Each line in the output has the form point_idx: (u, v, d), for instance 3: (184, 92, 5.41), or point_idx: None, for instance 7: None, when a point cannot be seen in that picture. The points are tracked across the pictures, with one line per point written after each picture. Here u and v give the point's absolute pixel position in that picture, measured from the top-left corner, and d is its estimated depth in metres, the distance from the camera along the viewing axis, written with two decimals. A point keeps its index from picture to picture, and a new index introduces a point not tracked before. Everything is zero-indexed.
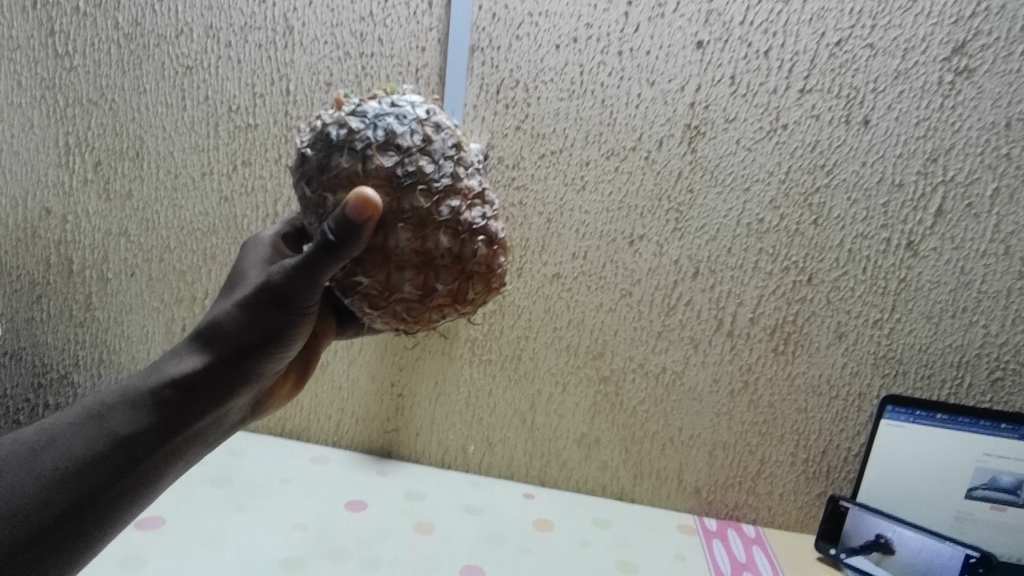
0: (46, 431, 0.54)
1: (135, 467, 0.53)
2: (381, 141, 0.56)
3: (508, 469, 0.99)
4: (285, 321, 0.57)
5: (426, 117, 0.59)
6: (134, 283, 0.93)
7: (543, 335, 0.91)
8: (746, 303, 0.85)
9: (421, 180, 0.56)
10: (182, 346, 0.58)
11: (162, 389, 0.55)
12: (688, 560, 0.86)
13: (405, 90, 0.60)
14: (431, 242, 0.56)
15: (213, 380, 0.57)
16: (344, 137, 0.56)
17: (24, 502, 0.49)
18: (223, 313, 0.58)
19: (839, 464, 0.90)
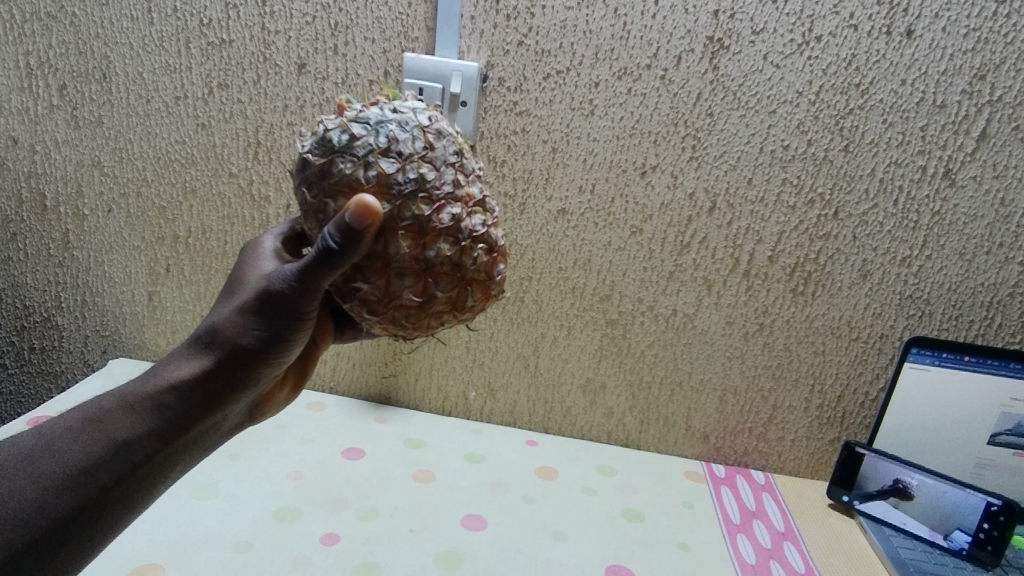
0: (40, 434, 0.48)
1: (134, 472, 0.49)
2: (383, 147, 0.50)
3: (511, 416, 0.96)
4: (287, 328, 0.53)
5: (428, 123, 0.53)
6: (112, 220, 0.88)
7: (547, 276, 0.86)
8: (765, 240, 0.79)
9: (422, 187, 0.50)
10: (179, 351, 0.54)
11: (161, 394, 0.51)
12: (697, 507, 0.83)
13: (407, 96, 0.54)
14: (431, 249, 0.51)
15: (214, 387, 0.53)
16: (343, 142, 0.50)
17: (20, 506, 0.44)
18: (221, 318, 0.54)
19: (855, 409, 0.86)
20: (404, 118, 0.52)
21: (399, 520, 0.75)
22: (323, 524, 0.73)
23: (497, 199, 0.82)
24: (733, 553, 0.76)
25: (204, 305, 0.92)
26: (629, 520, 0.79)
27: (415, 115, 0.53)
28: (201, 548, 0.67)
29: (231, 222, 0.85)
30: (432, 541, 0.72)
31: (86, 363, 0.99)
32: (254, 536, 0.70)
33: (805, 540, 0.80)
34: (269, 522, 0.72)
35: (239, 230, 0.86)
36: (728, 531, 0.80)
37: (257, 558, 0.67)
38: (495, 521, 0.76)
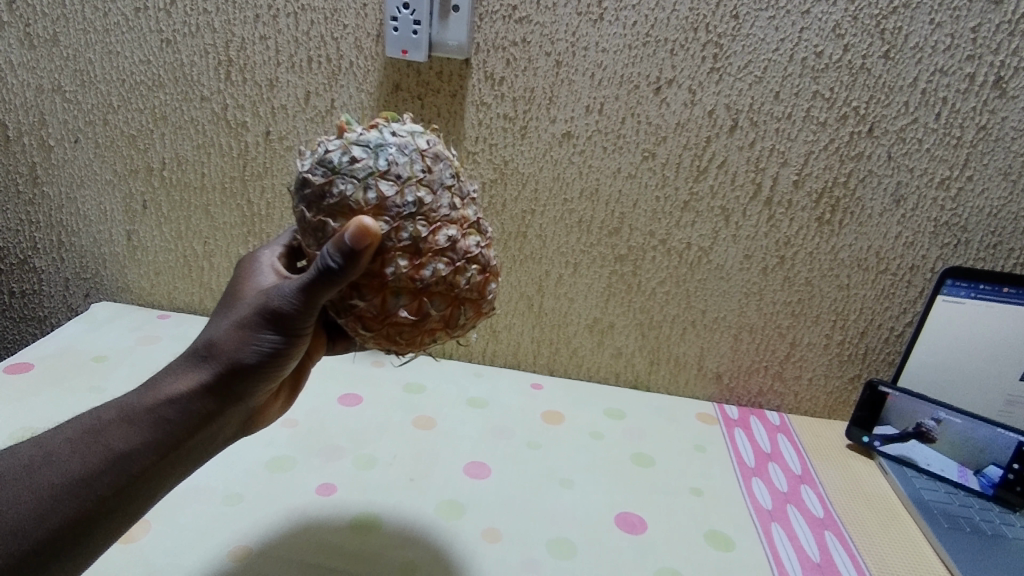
0: (41, 445, 0.46)
1: (134, 483, 0.46)
2: (381, 171, 0.50)
3: (514, 359, 0.92)
4: (288, 346, 0.52)
5: (427, 146, 0.52)
6: (80, 151, 0.84)
7: (551, 209, 0.80)
8: (791, 162, 0.73)
9: (419, 210, 0.49)
10: (174, 365, 0.51)
11: (162, 408, 0.48)
12: (709, 450, 0.80)
13: (406, 118, 0.54)
14: (427, 269, 0.50)
15: (214, 402, 0.51)
16: (343, 164, 0.50)
17: (18, 518, 0.42)
18: (220, 332, 0.52)
19: (878, 346, 0.82)
20: (403, 141, 0.51)
21: (398, 468, 0.71)
22: (318, 474, 0.69)
23: (498, 123, 0.76)
24: (748, 498, 0.72)
25: (185, 243, 0.88)
26: (639, 465, 0.76)
27: (413, 139, 0.52)
28: (189, 501, 0.64)
29: (206, 152, 0.81)
30: (432, 490, 0.68)
31: (70, 308, 0.95)
32: (246, 488, 0.66)
33: (823, 483, 0.76)
34: (262, 472, 0.68)
35: (217, 160, 0.82)
36: (742, 475, 0.76)
37: (250, 511, 0.63)
38: (499, 469, 0.72)
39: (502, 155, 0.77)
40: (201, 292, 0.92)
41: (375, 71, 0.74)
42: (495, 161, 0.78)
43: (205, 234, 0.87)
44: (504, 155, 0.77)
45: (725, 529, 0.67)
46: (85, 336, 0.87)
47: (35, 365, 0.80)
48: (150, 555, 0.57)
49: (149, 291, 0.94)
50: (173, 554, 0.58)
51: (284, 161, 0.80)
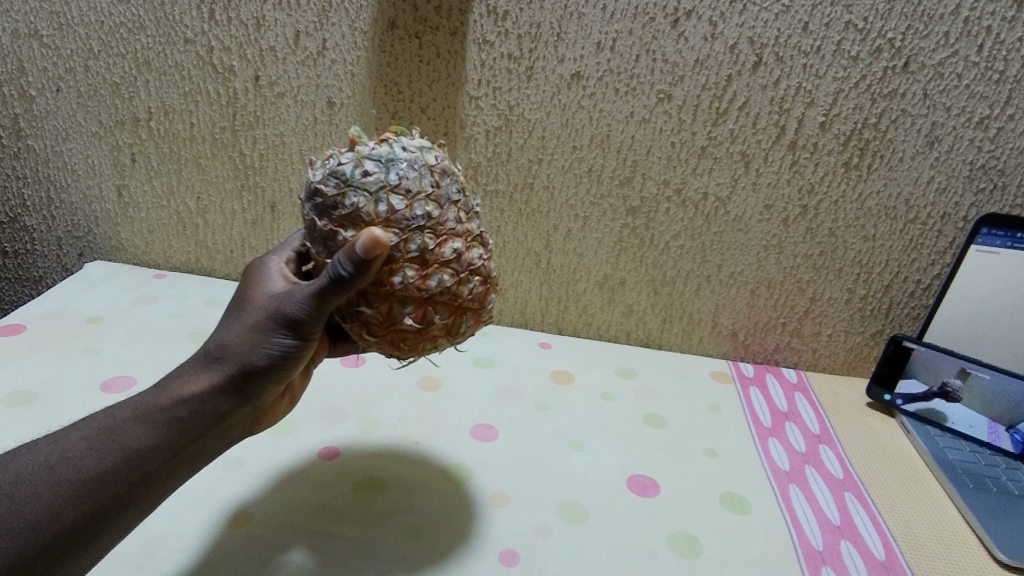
0: (57, 442, 0.44)
1: (148, 480, 0.45)
2: (392, 185, 0.49)
3: (521, 318, 0.88)
4: (299, 350, 0.50)
5: (435, 162, 0.52)
6: (63, 100, 0.80)
7: (558, 157, 0.75)
8: (818, 102, 0.68)
9: (428, 223, 0.49)
10: (185, 366, 0.50)
11: (174, 408, 0.47)
12: (724, 410, 0.77)
13: (415, 133, 0.53)
14: (433, 279, 0.49)
15: (227, 403, 0.49)
16: (354, 177, 0.49)
17: (35, 512, 0.40)
18: (231, 335, 0.50)
19: (903, 300, 0.78)
20: (413, 156, 0.51)
21: (403, 431, 0.69)
22: (320, 438, 0.67)
23: (502, 65, 0.71)
24: (765, 459, 0.69)
25: (178, 198, 0.85)
26: (652, 426, 0.73)
27: (422, 154, 0.51)
28: None
29: (194, 100, 0.77)
30: (439, 455, 0.66)
31: (65, 268, 0.93)
32: (247, 452, 0.64)
33: (842, 443, 0.73)
34: (263, 436, 0.66)
35: (205, 109, 0.78)
36: (758, 435, 0.73)
37: (250, 477, 0.61)
38: (507, 431, 0.70)
39: (506, 99, 0.73)
40: (197, 250, 0.89)
41: (369, 7, 0.70)
42: (499, 107, 0.73)
43: (197, 189, 0.84)
44: (508, 98, 0.73)
45: (742, 492, 0.64)
46: (79, 297, 0.84)
47: (27, 327, 0.78)
48: (149, 525, 0.55)
49: (145, 250, 0.91)
50: (172, 522, 0.55)
51: (275, 109, 0.76)
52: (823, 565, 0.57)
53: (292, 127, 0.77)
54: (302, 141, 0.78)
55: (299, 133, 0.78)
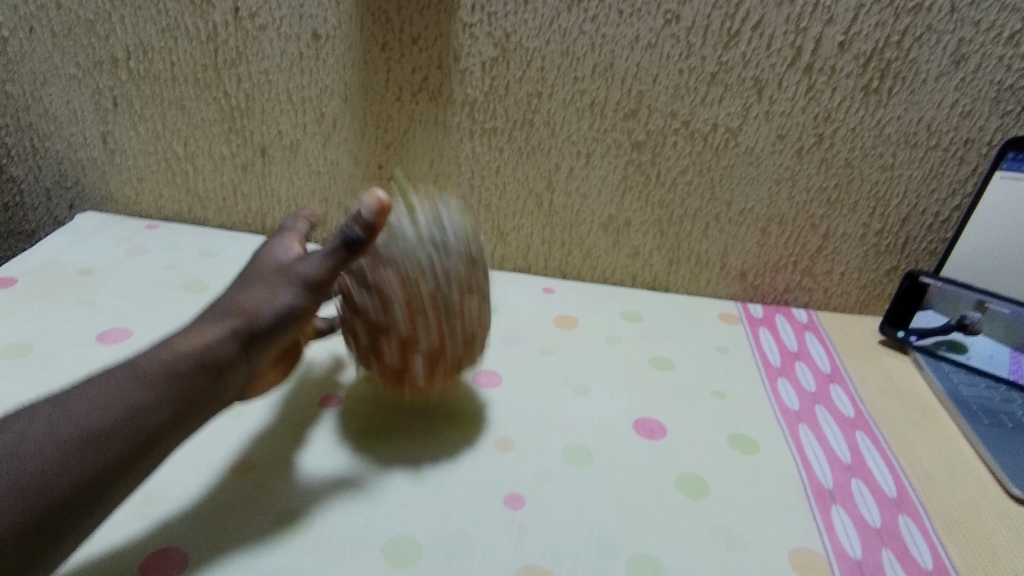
0: (58, 403, 0.42)
1: (152, 440, 0.43)
2: (425, 197, 0.60)
3: (524, 263, 0.85)
4: (305, 310, 0.49)
5: None
6: (38, 41, 0.77)
7: (559, 89, 0.72)
8: (837, 19, 0.65)
9: None
10: (192, 322, 0.48)
11: (175, 364, 0.45)
12: (732, 351, 0.75)
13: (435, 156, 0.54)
14: None
15: (229, 358, 0.47)
16: (394, 200, 0.59)
17: (41, 470, 0.39)
18: (238, 293, 0.49)
19: (920, 234, 0.75)
20: None
21: None
22: (320, 386, 0.65)
23: None
24: (775, 400, 0.67)
25: (165, 144, 0.82)
26: (658, 369, 0.71)
27: None
28: None
29: (173, 36, 0.74)
30: (439, 401, 0.64)
31: (56, 221, 0.91)
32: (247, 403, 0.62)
33: (854, 381, 0.71)
34: None
35: (186, 46, 0.75)
36: (768, 375, 0.71)
37: (250, 426, 0.59)
38: (510, 377, 0.68)
39: (502, 26, 0.69)
40: (188, 199, 0.86)
41: None
42: (495, 34, 0.70)
43: (184, 133, 0.81)
44: (504, 24, 0.69)
45: (750, 432, 0.63)
46: (70, 248, 0.82)
47: (19, 280, 0.75)
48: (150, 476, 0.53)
49: (135, 201, 0.88)
50: (169, 472, 0.54)
51: (258, 43, 0.73)
52: (833, 504, 0.55)
53: (278, 63, 0.74)
54: (289, 79, 0.75)
55: (285, 70, 0.75)
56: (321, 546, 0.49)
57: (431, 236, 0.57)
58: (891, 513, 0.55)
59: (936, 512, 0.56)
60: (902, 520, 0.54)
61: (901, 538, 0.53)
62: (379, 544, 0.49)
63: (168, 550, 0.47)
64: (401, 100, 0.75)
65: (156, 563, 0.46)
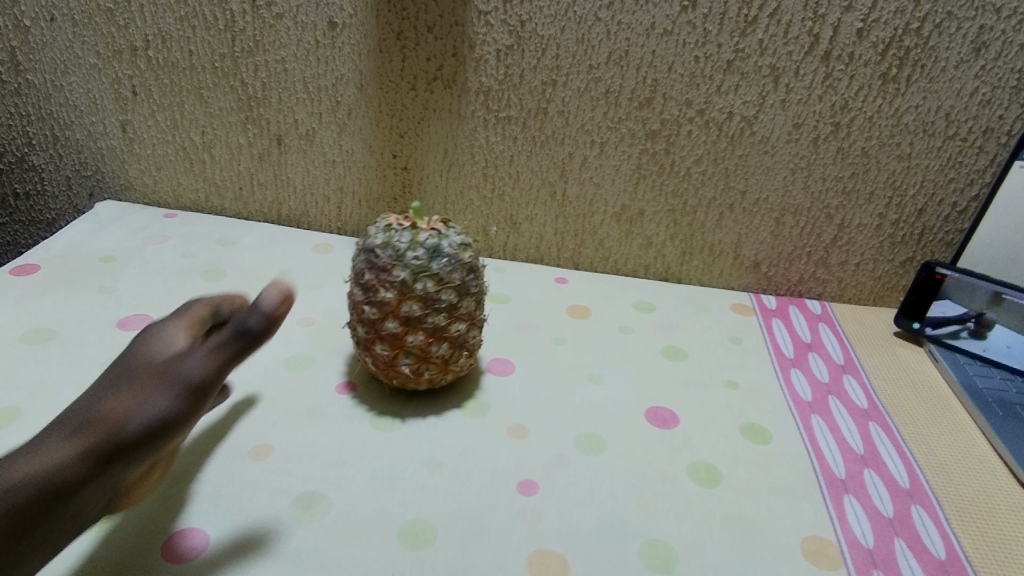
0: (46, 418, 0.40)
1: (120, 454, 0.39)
2: (422, 235, 0.56)
3: (537, 253, 0.86)
4: (187, 414, 0.42)
5: (447, 248, 0.56)
6: (59, 30, 0.78)
7: (573, 78, 0.72)
8: (856, 6, 0.64)
9: (415, 294, 0.55)
10: (38, 436, 0.39)
11: (8, 494, 0.35)
12: (745, 342, 0.75)
13: (452, 226, 0.58)
14: (410, 334, 0.56)
15: (80, 482, 0.38)
16: (393, 234, 0.57)
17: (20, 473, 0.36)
18: (97, 404, 0.41)
19: (937, 225, 0.74)
20: (430, 240, 0.56)
21: None
22: (336, 372, 0.66)
23: None
24: (787, 390, 0.67)
25: (183, 132, 0.83)
26: (671, 358, 0.71)
27: (441, 241, 0.56)
28: None
29: (191, 25, 0.75)
30: (453, 388, 0.65)
31: (76, 210, 0.92)
32: (264, 387, 0.63)
33: (867, 372, 0.71)
34: (279, 370, 0.65)
35: (204, 35, 0.75)
36: (780, 366, 0.71)
37: (268, 411, 0.60)
38: (523, 365, 0.69)
39: (517, 14, 0.69)
40: (205, 188, 0.87)
41: None
42: (510, 23, 0.70)
43: (202, 122, 0.82)
44: (519, 12, 0.69)
45: (762, 421, 0.63)
46: (90, 236, 0.83)
47: (42, 267, 0.76)
48: None
49: (153, 189, 0.89)
50: (188, 453, 0.55)
51: (275, 31, 0.74)
52: (845, 494, 0.55)
53: (294, 52, 0.75)
54: (304, 68, 0.76)
55: (301, 59, 0.75)
56: (339, 526, 0.50)
57: (421, 275, 0.55)
58: (903, 503, 0.55)
59: (949, 501, 0.56)
60: (914, 510, 0.54)
61: (914, 528, 0.52)
62: (395, 526, 0.50)
63: (189, 531, 0.48)
64: (416, 89, 0.76)
65: (179, 542, 0.47)
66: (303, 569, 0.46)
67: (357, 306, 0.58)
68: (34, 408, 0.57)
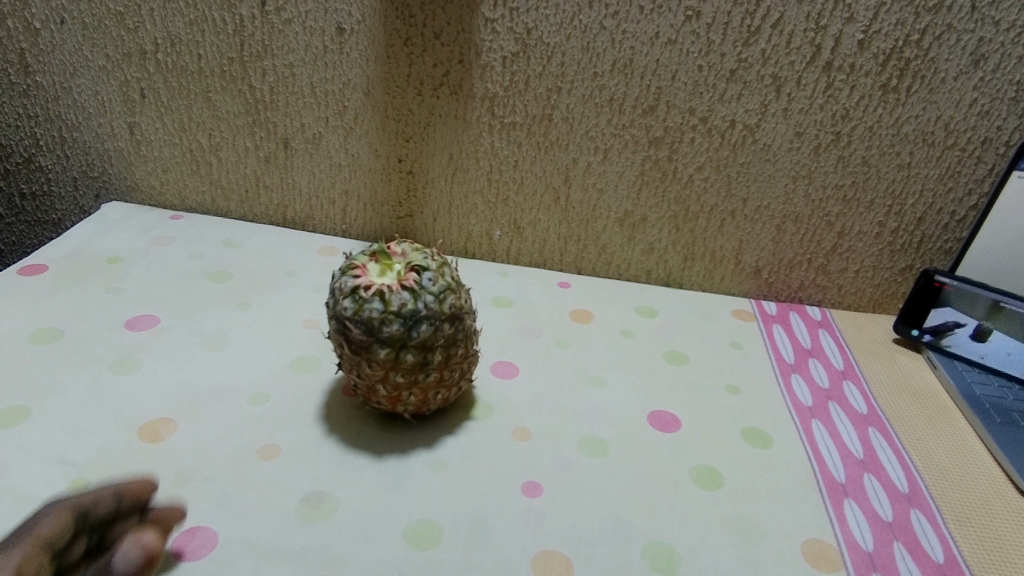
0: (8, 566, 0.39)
1: None
2: (394, 302, 0.53)
3: (540, 258, 0.86)
4: None
5: (425, 308, 0.54)
6: (69, 33, 0.79)
7: (578, 85, 0.73)
8: (858, 17, 0.65)
9: (401, 362, 0.54)
10: None
11: None
12: (746, 347, 0.75)
13: (426, 277, 0.55)
14: (403, 395, 0.56)
15: None
16: (363, 302, 0.54)
17: None
18: None
19: (936, 233, 0.75)
20: (405, 301, 0.53)
21: None
22: (342, 373, 0.66)
23: None
24: (787, 395, 0.68)
25: (190, 135, 0.84)
26: (673, 363, 0.72)
27: (416, 301, 0.54)
28: (216, 402, 0.61)
29: (200, 29, 0.76)
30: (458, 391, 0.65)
31: (82, 210, 0.93)
32: (271, 388, 0.63)
33: (867, 378, 0.72)
34: (285, 372, 0.65)
35: (213, 39, 0.76)
36: (781, 371, 0.72)
37: (275, 411, 0.60)
38: (527, 368, 0.69)
39: (523, 22, 0.70)
40: (212, 190, 0.88)
41: None
42: (516, 30, 0.71)
43: (209, 125, 0.82)
44: (525, 20, 0.70)
45: (763, 426, 0.64)
46: (97, 237, 0.84)
47: (50, 267, 0.77)
48: (178, 456, 0.55)
49: (160, 190, 0.90)
50: (196, 453, 0.55)
51: (283, 36, 0.75)
52: (845, 498, 0.56)
53: (302, 57, 0.76)
54: (312, 72, 0.77)
55: (309, 63, 0.76)
56: (345, 526, 0.50)
57: (404, 345, 0.53)
58: (902, 507, 0.55)
59: (948, 506, 0.56)
60: (913, 514, 0.55)
61: (913, 532, 0.53)
62: (401, 527, 0.50)
63: (199, 529, 0.49)
64: (422, 95, 0.76)
65: (187, 541, 0.48)
66: (310, 568, 0.47)
67: (345, 366, 0.57)
68: (43, 408, 0.58)
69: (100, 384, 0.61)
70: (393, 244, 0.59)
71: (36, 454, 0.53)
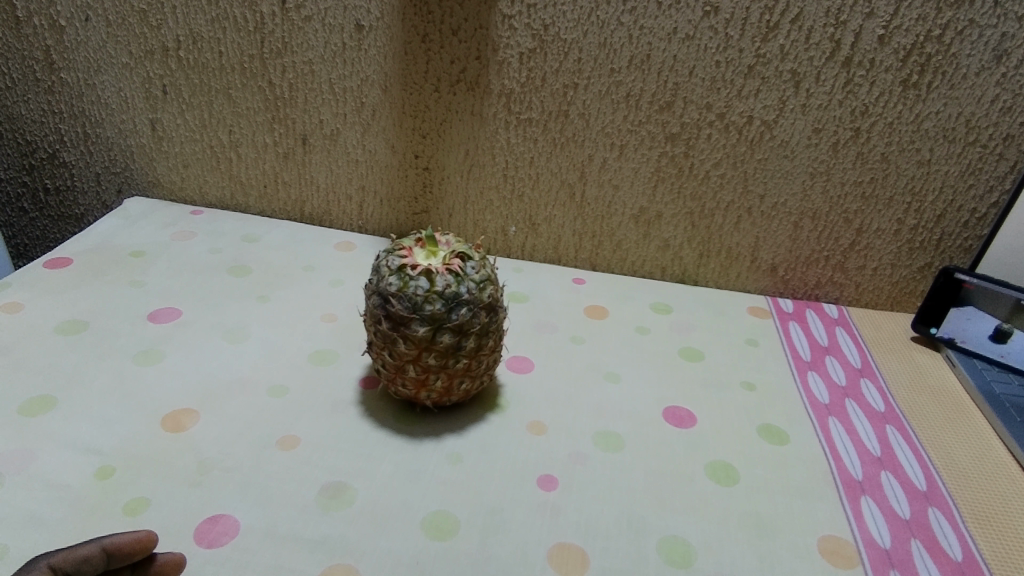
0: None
1: None
2: (438, 282, 0.55)
3: (555, 254, 0.86)
4: None
5: (466, 295, 0.55)
6: (93, 30, 0.80)
7: (594, 82, 0.73)
8: (877, 13, 0.65)
9: (436, 345, 0.55)
10: None
11: None
12: (762, 344, 0.75)
13: (471, 265, 0.56)
14: (431, 379, 0.56)
15: None
16: (409, 280, 0.55)
17: None
18: None
19: (955, 230, 0.74)
20: (449, 286, 0.55)
21: None
22: (359, 367, 0.67)
23: None
24: (804, 393, 0.68)
25: (211, 131, 0.85)
26: (688, 359, 0.72)
27: (460, 287, 0.55)
28: (236, 394, 0.61)
29: (221, 26, 0.77)
30: None
31: (104, 205, 0.94)
32: (291, 380, 0.64)
33: (885, 376, 0.71)
34: (304, 365, 0.66)
35: (233, 36, 0.77)
36: (797, 369, 0.71)
37: (294, 404, 0.61)
38: (542, 363, 0.70)
39: (540, 18, 0.70)
40: (231, 185, 0.89)
41: None
42: (534, 26, 0.71)
43: (229, 122, 0.84)
44: (542, 16, 0.70)
45: (779, 423, 0.64)
46: (120, 231, 0.85)
47: (74, 261, 0.78)
48: (200, 446, 0.56)
49: (180, 186, 0.91)
50: (218, 444, 0.56)
51: (303, 33, 0.76)
52: (863, 495, 0.56)
53: (321, 54, 0.77)
54: (331, 69, 0.78)
55: (328, 60, 0.77)
56: (364, 515, 0.51)
57: (441, 326, 0.54)
58: (920, 505, 0.55)
59: (966, 505, 0.56)
60: (931, 512, 0.55)
61: (931, 530, 0.53)
62: (418, 518, 0.51)
63: (221, 517, 0.50)
64: (439, 91, 0.77)
65: (210, 528, 0.49)
66: (329, 556, 0.48)
67: (377, 346, 0.58)
68: (69, 398, 0.59)
69: (124, 376, 0.62)
70: (440, 232, 0.60)
71: (62, 444, 0.54)
